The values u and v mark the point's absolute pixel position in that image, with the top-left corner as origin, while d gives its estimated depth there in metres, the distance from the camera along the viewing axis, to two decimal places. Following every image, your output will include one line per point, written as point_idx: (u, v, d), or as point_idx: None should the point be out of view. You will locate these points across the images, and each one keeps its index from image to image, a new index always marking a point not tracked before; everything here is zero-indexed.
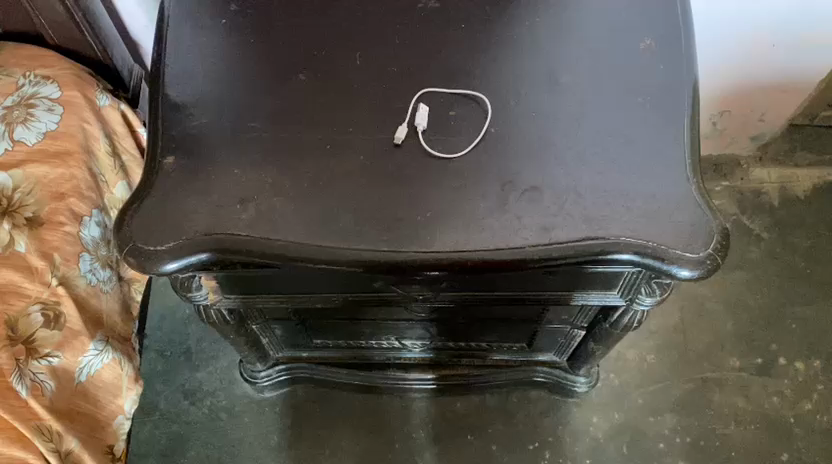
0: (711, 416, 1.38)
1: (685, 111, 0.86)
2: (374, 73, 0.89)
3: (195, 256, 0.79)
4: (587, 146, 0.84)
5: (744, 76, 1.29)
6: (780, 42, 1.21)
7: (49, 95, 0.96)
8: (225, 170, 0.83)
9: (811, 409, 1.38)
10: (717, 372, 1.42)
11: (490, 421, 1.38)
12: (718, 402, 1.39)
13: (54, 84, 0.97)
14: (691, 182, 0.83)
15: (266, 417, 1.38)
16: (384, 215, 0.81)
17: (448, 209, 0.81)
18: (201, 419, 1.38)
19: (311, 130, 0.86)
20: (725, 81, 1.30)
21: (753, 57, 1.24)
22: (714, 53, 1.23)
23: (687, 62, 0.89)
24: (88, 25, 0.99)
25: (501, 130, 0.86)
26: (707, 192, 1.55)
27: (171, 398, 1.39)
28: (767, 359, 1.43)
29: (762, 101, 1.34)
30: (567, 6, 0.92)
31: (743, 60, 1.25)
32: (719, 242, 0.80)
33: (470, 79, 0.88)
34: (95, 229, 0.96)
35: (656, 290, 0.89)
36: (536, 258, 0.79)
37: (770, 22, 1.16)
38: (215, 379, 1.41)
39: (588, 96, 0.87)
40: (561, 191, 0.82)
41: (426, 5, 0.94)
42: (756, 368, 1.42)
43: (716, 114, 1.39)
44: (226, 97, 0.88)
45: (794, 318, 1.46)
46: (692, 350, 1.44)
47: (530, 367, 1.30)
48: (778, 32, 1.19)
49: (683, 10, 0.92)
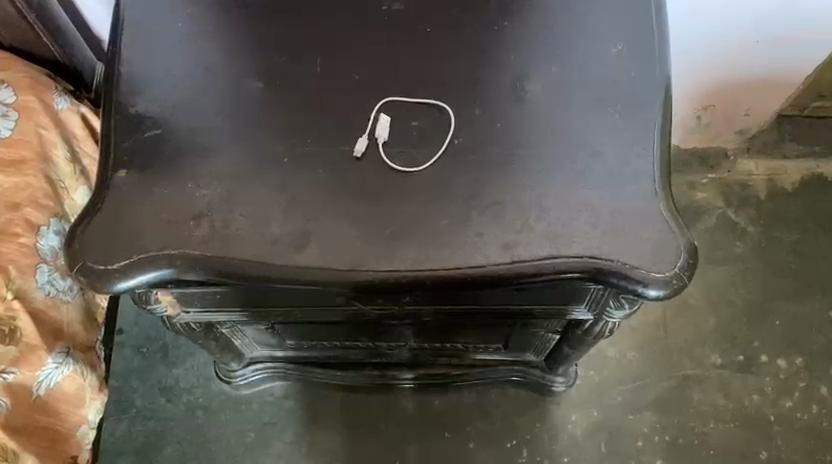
0: (691, 414, 1.37)
1: (655, 123, 0.84)
2: (336, 79, 0.86)
3: (146, 275, 0.77)
4: (553, 159, 0.82)
5: (728, 72, 1.25)
6: (766, 40, 1.18)
7: (3, 100, 0.93)
8: (179, 184, 0.81)
9: (791, 407, 1.38)
10: (699, 370, 1.40)
11: (467, 419, 1.37)
12: (698, 400, 1.38)
13: (8, 88, 0.94)
14: (660, 198, 0.80)
15: (242, 414, 1.37)
16: (343, 232, 0.79)
17: (409, 225, 0.79)
18: (178, 416, 1.37)
19: (269, 141, 0.83)
20: (710, 77, 1.26)
21: (736, 54, 1.21)
22: (696, 50, 1.20)
23: (660, 70, 0.86)
24: (40, 25, 0.96)
25: (466, 141, 0.83)
26: (693, 185, 1.53)
27: (147, 395, 1.38)
28: (749, 357, 1.41)
29: (747, 96, 1.31)
30: (538, 8, 0.89)
31: (726, 57, 1.22)
32: (686, 261, 0.78)
33: (434, 87, 0.85)
34: (54, 239, 0.93)
35: (625, 305, 0.85)
36: (497, 277, 0.77)
37: (754, 19, 1.13)
38: (192, 376, 1.39)
39: (555, 106, 0.84)
40: (525, 207, 0.80)
41: (390, 7, 0.90)
42: (737, 365, 1.41)
43: (701, 109, 1.36)
44: (180, 105, 0.84)
45: (778, 314, 1.45)
46: (674, 346, 1.42)
47: (508, 367, 1.29)
48: (761, 29, 1.15)
49: (658, 14, 0.89)
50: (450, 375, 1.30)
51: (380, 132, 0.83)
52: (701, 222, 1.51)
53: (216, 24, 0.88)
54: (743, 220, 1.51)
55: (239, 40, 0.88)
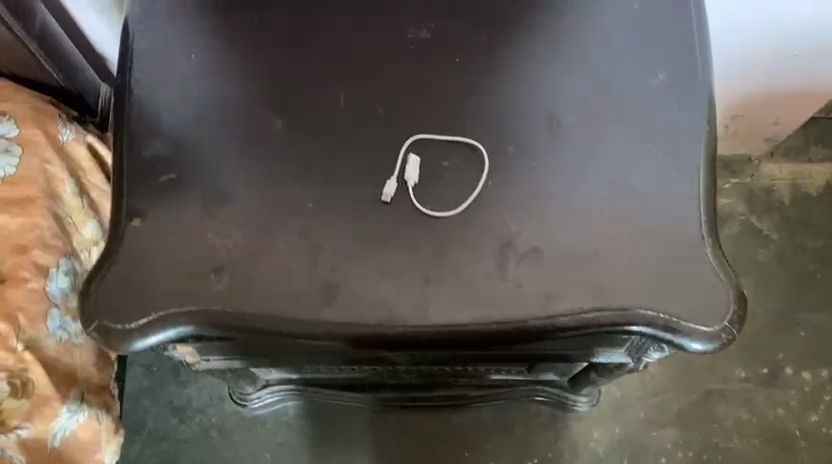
0: (715, 429, 1.35)
1: (699, 161, 0.80)
2: (361, 114, 0.81)
3: (163, 332, 0.73)
4: (594, 202, 0.78)
5: (760, 82, 1.20)
6: (803, 49, 1.12)
7: (4, 134, 0.88)
8: (197, 233, 0.76)
9: (816, 422, 1.35)
10: (723, 384, 1.37)
11: (486, 438, 1.34)
12: (722, 414, 1.35)
13: (9, 121, 0.89)
14: (706, 244, 0.76)
15: (257, 434, 1.34)
16: (373, 285, 0.75)
17: (443, 276, 0.75)
18: (191, 437, 1.34)
19: (291, 185, 0.78)
20: (741, 88, 1.21)
21: (769, 64, 1.16)
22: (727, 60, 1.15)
23: (704, 103, 0.82)
24: (42, 51, 0.90)
25: (501, 182, 0.78)
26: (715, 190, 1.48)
27: (159, 416, 1.34)
28: (774, 369, 1.38)
29: (777, 106, 1.26)
30: (574, 34, 0.84)
31: (759, 67, 1.16)
32: (735, 314, 0.75)
33: (465, 124, 0.80)
34: (63, 280, 0.89)
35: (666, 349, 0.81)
36: (539, 330, 0.74)
37: (791, 30, 1.08)
38: (205, 395, 1.35)
39: (595, 143, 0.80)
40: (565, 255, 0.76)
41: (416, 34, 0.84)
42: (762, 378, 1.38)
43: (729, 117, 1.30)
44: (196, 145, 0.79)
45: (802, 325, 1.41)
46: (697, 359, 1.39)
47: (530, 387, 1.25)
48: (798, 40, 1.10)
49: (701, 39, 0.84)
50: (471, 396, 1.27)
51: (410, 174, 0.78)
52: (724, 228, 1.46)
53: (231, 55, 0.83)
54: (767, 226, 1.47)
55: (256, 72, 0.82)
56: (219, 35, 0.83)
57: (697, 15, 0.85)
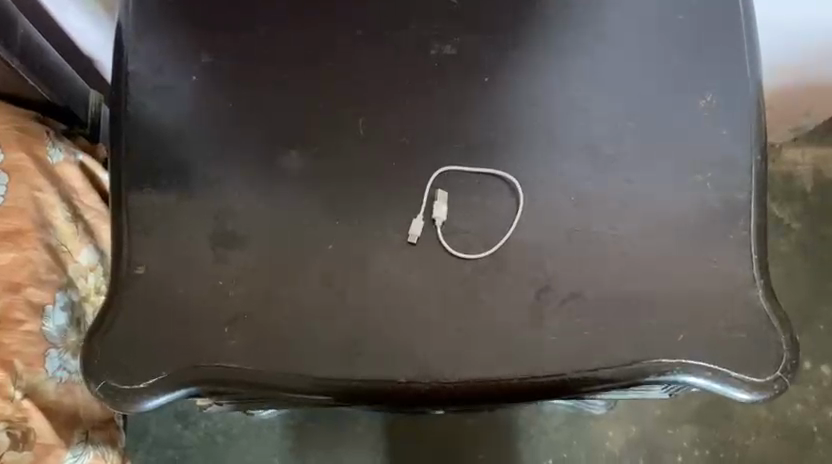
0: (732, 426, 1.32)
1: (750, 192, 0.73)
2: (382, 144, 0.75)
3: (175, 392, 0.67)
4: (638, 241, 0.71)
5: (794, 75, 1.13)
6: None
7: None
8: (208, 280, 0.70)
9: None
10: None
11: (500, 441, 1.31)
12: (740, 411, 1.33)
13: None
14: (758, 285, 0.71)
15: (265, 439, 1.30)
16: (400, 337, 0.69)
17: (475, 326, 0.69)
18: (197, 443, 1.30)
19: (309, 224, 0.72)
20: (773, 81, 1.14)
21: (805, 58, 1.09)
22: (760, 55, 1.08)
23: (755, 125, 0.75)
24: (24, 66, 0.84)
25: (536, 219, 0.72)
26: None
27: (163, 422, 1.30)
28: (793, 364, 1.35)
29: (809, 97, 1.19)
30: (612, 50, 0.76)
31: (794, 61, 1.10)
32: (788, 362, 0.69)
33: (496, 154, 0.74)
34: (60, 316, 0.88)
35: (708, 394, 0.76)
36: (580, 382, 0.68)
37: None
38: None
39: (636, 174, 0.73)
40: (608, 300, 0.70)
41: (440, 51, 0.77)
42: None
43: None
44: (204, 181, 0.73)
45: (823, 318, 1.38)
46: None
47: None
48: None
49: (751, 52, 0.77)
50: None
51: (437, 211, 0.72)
52: None
53: (239, 77, 0.76)
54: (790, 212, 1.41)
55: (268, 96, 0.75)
56: (225, 55, 0.76)
57: (747, 23, 0.77)
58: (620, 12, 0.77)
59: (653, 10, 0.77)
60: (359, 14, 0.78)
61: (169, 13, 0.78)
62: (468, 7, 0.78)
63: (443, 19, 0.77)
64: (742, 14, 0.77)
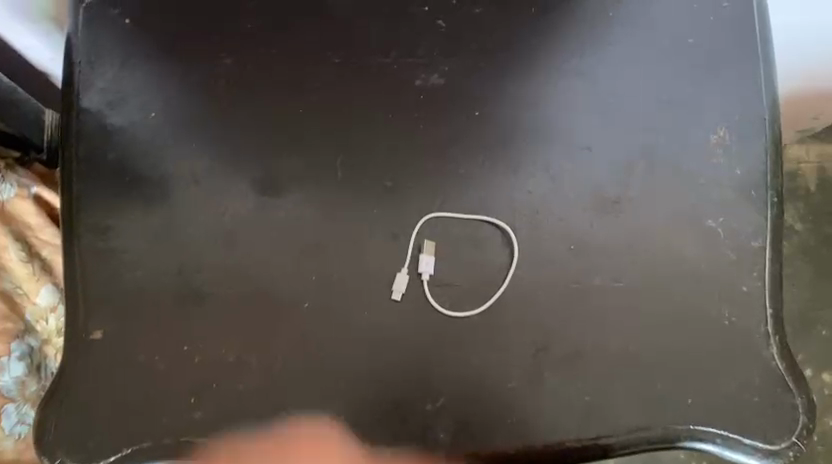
0: None
1: (765, 237, 0.67)
2: (363, 187, 0.67)
3: None
4: (646, 294, 0.65)
5: (807, 78, 1.06)
6: None
7: None
8: (172, 346, 0.63)
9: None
10: None
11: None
12: None
13: None
14: (773, 342, 0.65)
15: None
16: (384, 407, 0.62)
17: (467, 391, 0.63)
18: None
19: (283, 279, 0.65)
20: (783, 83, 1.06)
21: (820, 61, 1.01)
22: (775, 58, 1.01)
23: (771, 162, 0.68)
24: None
25: (533, 271, 0.66)
26: None
27: None
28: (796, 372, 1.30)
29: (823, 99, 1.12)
30: (614, 80, 0.69)
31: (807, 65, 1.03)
32: (805, 427, 0.64)
33: (488, 197, 0.67)
34: (15, 368, 0.85)
35: None
36: (579, 448, 0.62)
37: None
38: None
39: (643, 218, 0.67)
40: (612, 362, 0.64)
41: (426, 80, 0.69)
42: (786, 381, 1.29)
43: None
44: (167, 231, 0.66)
45: (826, 323, 1.32)
46: None
47: None
48: None
49: (766, 80, 0.70)
50: None
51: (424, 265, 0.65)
52: None
53: (205, 112, 0.68)
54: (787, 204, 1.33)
55: (236, 134, 0.68)
56: (189, 87, 0.69)
57: (762, 48, 0.70)
58: (622, 35, 0.70)
59: (660, 34, 0.70)
60: (337, 39, 0.70)
61: (126, 40, 0.70)
62: (458, 31, 0.70)
63: (430, 44, 0.70)
64: (757, 38, 0.70)
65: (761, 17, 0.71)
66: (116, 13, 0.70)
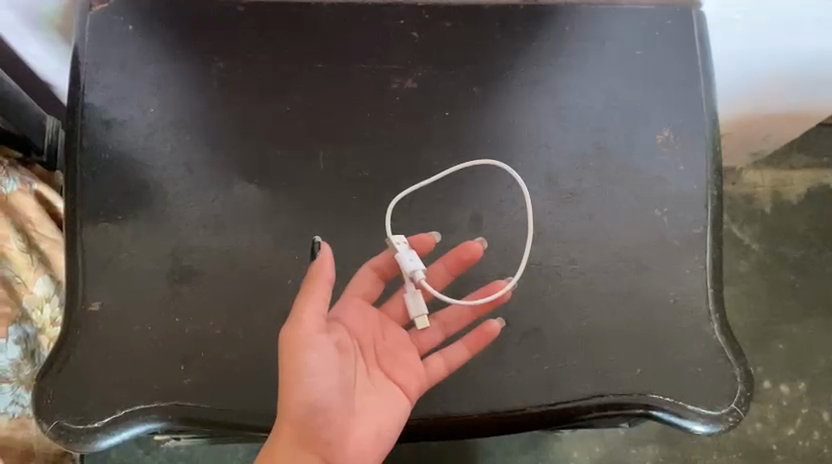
0: (721, 452, 1.28)
1: (706, 223, 0.75)
2: (341, 176, 0.74)
3: (142, 426, 0.66)
4: (597, 273, 0.72)
5: (761, 113, 1.10)
6: (811, 86, 1.02)
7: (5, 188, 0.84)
8: (164, 316, 0.68)
9: (809, 446, 1.28)
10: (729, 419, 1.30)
11: (483, 456, 1.25)
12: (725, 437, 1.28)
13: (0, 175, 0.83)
14: (714, 318, 0.72)
15: (211, 451, 1.22)
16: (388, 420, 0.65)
17: (442, 379, 0.69)
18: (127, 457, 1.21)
19: (268, 257, 0.71)
20: (763, 79, 1.00)
21: (773, 98, 1.06)
22: (732, 95, 1.04)
23: (712, 160, 0.76)
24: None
25: (497, 253, 0.73)
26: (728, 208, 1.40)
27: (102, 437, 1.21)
28: (779, 402, 1.30)
29: (776, 129, 1.17)
30: (570, 86, 0.77)
31: (765, 103, 1.07)
32: (742, 394, 0.70)
33: (457, 187, 0.74)
34: (12, 350, 0.83)
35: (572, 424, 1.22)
36: (535, 407, 0.68)
37: (788, 72, 0.98)
38: None
39: (596, 205, 0.74)
40: (566, 333, 0.70)
41: (400, 84, 0.76)
42: (777, 410, 1.30)
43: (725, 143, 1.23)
44: (161, 212, 0.72)
45: (815, 345, 1.34)
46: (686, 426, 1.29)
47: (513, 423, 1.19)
48: (790, 84, 1.02)
49: (706, 89, 0.79)
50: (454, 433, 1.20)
51: (417, 310, 0.67)
52: (735, 264, 1.37)
53: (196, 109, 0.74)
54: (814, 231, 1.39)
55: (226, 128, 0.74)
56: (185, 88, 0.75)
57: (702, 62, 0.79)
58: (579, 49, 0.78)
59: (610, 48, 0.79)
60: (321, 47, 0.77)
61: (126, 43, 0.76)
62: (429, 42, 0.78)
63: (404, 53, 0.77)
64: (697, 54, 0.79)
65: (702, 34, 0.80)
66: (121, 20, 0.76)
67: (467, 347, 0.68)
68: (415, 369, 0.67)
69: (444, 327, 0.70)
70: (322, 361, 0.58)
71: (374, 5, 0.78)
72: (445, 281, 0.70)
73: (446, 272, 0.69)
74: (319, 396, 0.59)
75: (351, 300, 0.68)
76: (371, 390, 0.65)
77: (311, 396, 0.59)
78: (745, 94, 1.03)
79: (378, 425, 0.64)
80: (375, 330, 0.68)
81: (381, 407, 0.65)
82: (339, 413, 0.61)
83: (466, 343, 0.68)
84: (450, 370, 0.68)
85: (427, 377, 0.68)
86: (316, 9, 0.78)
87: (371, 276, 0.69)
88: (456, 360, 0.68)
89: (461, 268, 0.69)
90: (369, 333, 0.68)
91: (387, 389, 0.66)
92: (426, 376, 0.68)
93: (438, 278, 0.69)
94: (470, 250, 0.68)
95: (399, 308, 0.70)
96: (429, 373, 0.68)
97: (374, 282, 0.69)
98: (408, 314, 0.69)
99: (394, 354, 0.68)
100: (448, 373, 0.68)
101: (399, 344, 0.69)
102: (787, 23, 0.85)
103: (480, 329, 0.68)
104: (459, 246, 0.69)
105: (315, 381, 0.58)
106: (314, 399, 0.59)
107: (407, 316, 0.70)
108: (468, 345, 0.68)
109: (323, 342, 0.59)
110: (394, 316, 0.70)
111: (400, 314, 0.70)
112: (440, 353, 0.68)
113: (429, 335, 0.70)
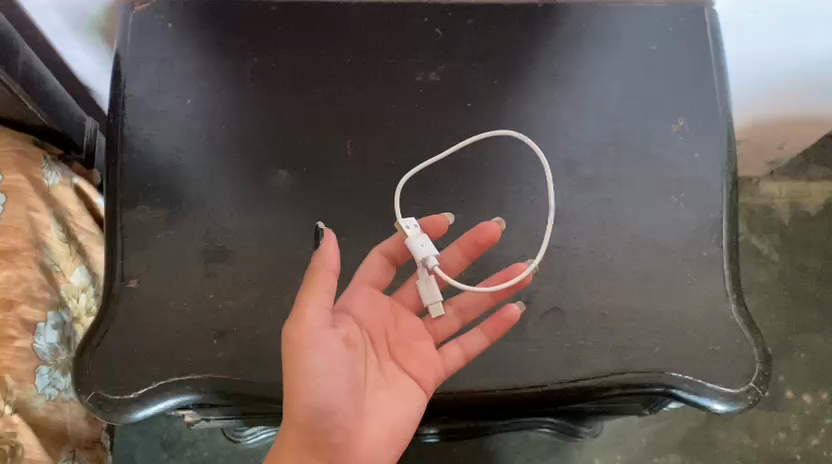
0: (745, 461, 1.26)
1: (722, 207, 0.77)
2: (368, 163, 0.77)
3: (176, 398, 0.68)
4: (614, 255, 0.74)
5: (774, 118, 1.12)
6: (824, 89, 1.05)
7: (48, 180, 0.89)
8: (199, 293, 0.71)
9: None
10: (745, 416, 1.28)
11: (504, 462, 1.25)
12: (751, 447, 1.27)
13: (45, 167, 0.88)
14: (731, 300, 0.73)
15: (234, 456, 1.23)
16: (400, 415, 0.66)
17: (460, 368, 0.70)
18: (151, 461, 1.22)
19: (297, 238, 0.74)
20: (776, 82, 1.02)
21: (787, 102, 1.08)
22: (747, 100, 1.07)
23: (727, 147, 0.79)
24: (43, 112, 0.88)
25: (519, 236, 0.75)
26: (746, 219, 1.41)
27: (127, 441, 1.22)
28: (803, 412, 1.29)
29: (791, 133, 1.18)
30: (588, 79, 0.80)
31: (778, 108, 1.09)
32: (761, 373, 0.71)
33: (480, 173, 0.77)
34: (52, 335, 0.86)
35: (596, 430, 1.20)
36: (558, 385, 0.70)
37: (799, 76, 1.01)
38: (175, 427, 1.23)
39: (614, 191, 0.77)
40: (586, 312, 0.72)
41: (425, 77, 0.80)
42: (802, 419, 1.29)
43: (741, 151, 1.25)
44: (197, 197, 0.75)
45: None
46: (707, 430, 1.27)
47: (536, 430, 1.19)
48: (802, 89, 1.04)
49: (721, 81, 0.81)
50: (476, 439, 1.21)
51: (431, 299, 0.68)
52: (755, 273, 1.37)
53: (230, 100, 0.78)
54: None
55: (258, 118, 0.78)
56: (221, 81, 0.79)
57: (715, 56, 0.82)
58: (598, 43, 0.82)
59: (625, 44, 0.82)
60: (349, 44, 0.81)
61: (165, 40, 0.80)
62: (451, 39, 0.81)
63: (428, 49, 0.81)
64: (711, 49, 0.82)
65: (715, 31, 0.83)
66: (161, 18, 0.81)
67: (485, 334, 0.68)
68: (429, 360, 0.68)
69: (460, 313, 0.71)
70: (327, 359, 0.60)
71: (400, 5, 0.83)
72: (461, 263, 0.71)
73: (462, 256, 0.70)
74: (326, 399, 0.60)
75: (362, 287, 0.69)
76: (384, 385, 0.66)
77: (317, 399, 0.60)
78: (759, 97, 1.05)
79: (389, 422, 0.65)
80: (388, 321, 0.69)
81: (393, 403, 0.66)
82: (349, 414, 0.62)
83: (485, 331, 0.68)
84: (468, 358, 0.69)
85: (443, 367, 0.69)
86: (345, 10, 0.82)
87: (383, 264, 0.70)
88: (474, 349, 0.69)
89: (476, 250, 0.70)
90: (379, 323, 0.69)
91: (400, 382, 0.67)
92: (443, 367, 0.69)
93: (453, 261, 0.71)
94: (487, 233, 0.69)
95: (412, 295, 0.71)
96: (445, 363, 0.69)
97: (384, 269, 0.70)
98: (421, 301, 0.71)
99: (407, 344, 0.69)
100: (465, 362, 0.69)
101: (411, 333, 0.70)
102: (796, 23, 0.87)
103: (500, 315, 0.68)
104: (474, 229, 0.70)
105: (321, 380, 0.60)
106: (321, 401, 0.60)
107: (420, 303, 0.71)
108: (486, 331, 0.68)
109: (326, 340, 0.60)
110: (407, 303, 0.71)
111: (412, 302, 0.71)
112: (457, 343, 0.69)
113: (444, 324, 0.71)
